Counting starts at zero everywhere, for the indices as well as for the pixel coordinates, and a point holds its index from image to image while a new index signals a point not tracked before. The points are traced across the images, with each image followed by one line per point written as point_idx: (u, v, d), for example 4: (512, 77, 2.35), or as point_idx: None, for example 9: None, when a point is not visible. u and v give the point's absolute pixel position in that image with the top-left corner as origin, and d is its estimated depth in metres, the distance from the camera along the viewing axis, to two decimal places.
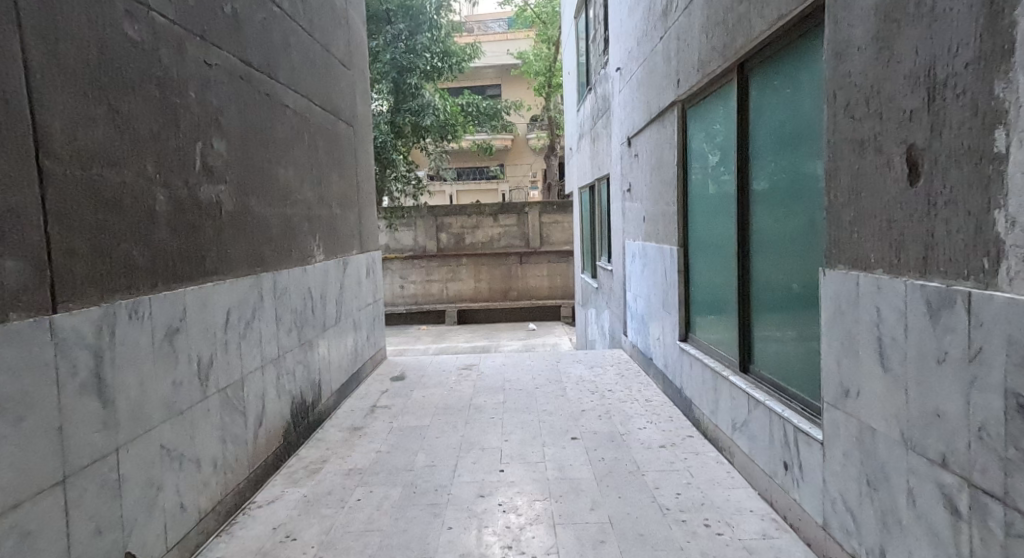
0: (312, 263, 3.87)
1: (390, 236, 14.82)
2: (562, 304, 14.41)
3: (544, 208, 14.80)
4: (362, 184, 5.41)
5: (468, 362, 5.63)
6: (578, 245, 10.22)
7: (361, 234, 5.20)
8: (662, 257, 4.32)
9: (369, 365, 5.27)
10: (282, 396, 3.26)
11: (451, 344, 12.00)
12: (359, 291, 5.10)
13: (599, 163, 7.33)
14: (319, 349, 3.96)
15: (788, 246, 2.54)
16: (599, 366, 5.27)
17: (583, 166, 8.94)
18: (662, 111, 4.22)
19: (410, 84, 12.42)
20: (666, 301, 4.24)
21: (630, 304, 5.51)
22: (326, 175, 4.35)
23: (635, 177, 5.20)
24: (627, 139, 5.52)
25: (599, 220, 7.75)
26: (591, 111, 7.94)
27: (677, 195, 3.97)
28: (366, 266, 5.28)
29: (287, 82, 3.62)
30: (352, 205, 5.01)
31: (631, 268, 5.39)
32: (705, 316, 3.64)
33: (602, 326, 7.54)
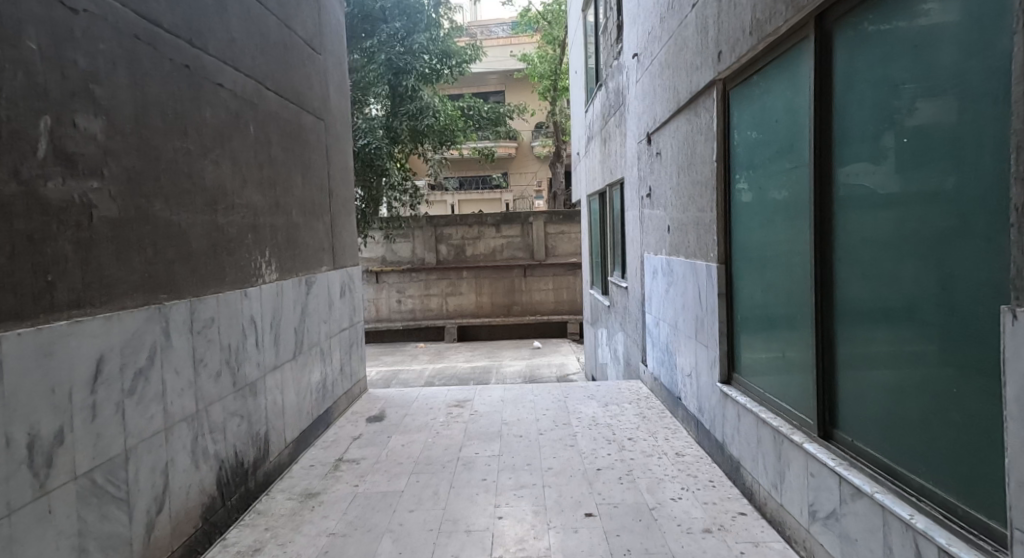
0: (255, 285, 3.09)
1: (387, 248, 14.06)
2: (568, 320, 13.63)
3: (549, 218, 14.04)
4: (336, 189, 4.66)
5: (460, 396, 4.85)
6: (585, 258, 9.45)
7: (332, 248, 4.43)
8: (694, 276, 3.54)
9: (343, 402, 4.51)
10: (202, 464, 2.48)
11: (450, 364, 11.23)
12: (330, 315, 4.32)
13: (611, 167, 6.57)
14: (268, 394, 3.18)
15: (910, 262, 1.75)
16: (614, 403, 4.47)
17: (591, 171, 8.19)
18: (695, 98, 3.44)
19: (407, 87, 11.72)
20: (700, 331, 3.45)
21: (650, 330, 4.72)
22: (282, 177, 3.57)
23: (657, 181, 4.43)
24: (645, 135, 4.76)
25: (611, 231, 6.98)
26: (601, 110, 7.18)
27: (716, 197, 3.18)
28: (338, 285, 4.51)
29: (224, 55, 2.86)
30: (320, 215, 4.23)
31: (651, 287, 4.60)
32: (757, 352, 2.83)
33: (614, 350, 6.74)
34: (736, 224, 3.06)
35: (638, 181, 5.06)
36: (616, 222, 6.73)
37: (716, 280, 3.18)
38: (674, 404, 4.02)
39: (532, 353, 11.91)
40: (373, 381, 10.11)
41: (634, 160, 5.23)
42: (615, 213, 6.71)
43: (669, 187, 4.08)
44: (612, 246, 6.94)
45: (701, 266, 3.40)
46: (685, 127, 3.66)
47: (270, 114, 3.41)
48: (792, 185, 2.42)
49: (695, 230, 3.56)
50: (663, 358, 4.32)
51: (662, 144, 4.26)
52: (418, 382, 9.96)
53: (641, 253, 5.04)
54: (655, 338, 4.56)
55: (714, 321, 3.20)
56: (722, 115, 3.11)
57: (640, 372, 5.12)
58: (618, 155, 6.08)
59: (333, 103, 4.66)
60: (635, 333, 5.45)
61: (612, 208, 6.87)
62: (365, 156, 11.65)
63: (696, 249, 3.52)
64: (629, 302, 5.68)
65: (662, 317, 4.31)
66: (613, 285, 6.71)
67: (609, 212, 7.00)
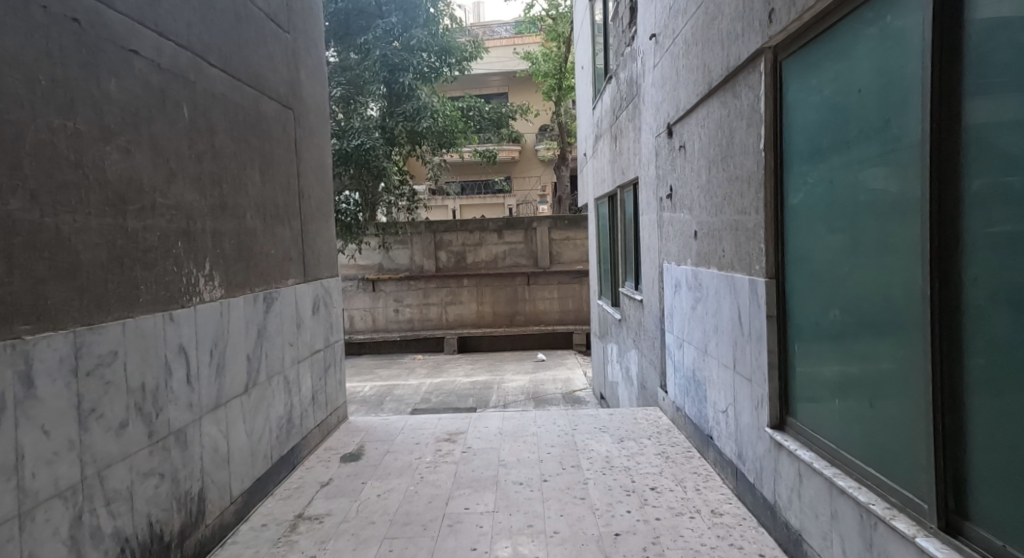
0: (188, 305, 2.49)
1: (384, 255, 13.48)
2: (574, 330, 12.99)
3: (554, 224, 13.44)
4: (307, 190, 4.05)
5: (451, 427, 4.24)
6: (592, 265, 8.85)
7: (300, 259, 3.83)
8: (732, 294, 2.91)
9: (314, 438, 3.89)
10: (90, 550, 1.85)
11: (449, 379, 10.61)
12: (299, 337, 3.73)
13: (622, 166, 5.95)
14: (206, 441, 2.56)
15: None
16: (630, 438, 3.85)
17: (600, 172, 7.58)
18: (733, 76, 2.82)
19: (404, 85, 11.15)
20: (740, 361, 2.82)
21: (671, 351, 4.11)
22: (233, 173, 2.98)
23: (680, 179, 3.81)
24: (665, 128, 4.15)
25: (623, 237, 6.36)
26: (611, 104, 6.56)
27: (762, 195, 2.56)
28: (309, 301, 3.92)
29: (143, 15, 2.26)
30: (285, 220, 3.64)
31: (673, 302, 3.99)
32: (822, 393, 2.21)
33: (626, 369, 6.12)
34: (790, 230, 2.44)
35: (657, 180, 4.44)
36: (628, 228, 6.13)
37: (765, 297, 2.54)
38: (706, 443, 3.39)
39: (537, 367, 11.27)
40: (366, 398, 9.50)
41: (651, 157, 4.61)
42: (628, 218, 6.09)
43: (698, 185, 3.45)
44: (625, 254, 6.33)
45: (742, 279, 2.77)
46: (719, 112, 3.03)
47: (215, 96, 2.81)
48: (883, 178, 1.80)
49: (732, 237, 2.93)
50: (690, 387, 3.70)
51: (687, 136, 3.64)
52: (414, 399, 9.35)
53: (659, 263, 4.42)
54: (678, 361, 3.94)
55: (761, 349, 2.57)
56: (772, 93, 2.49)
57: (659, 399, 4.50)
58: (631, 153, 5.45)
59: (305, 91, 4.06)
60: (652, 353, 4.82)
61: (624, 212, 6.25)
62: (359, 157, 11.03)
63: (735, 259, 2.88)
64: (645, 317, 5.06)
65: (688, 337, 3.69)
66: (625, 296, 6.10)
67: (620, 216, 6.38)
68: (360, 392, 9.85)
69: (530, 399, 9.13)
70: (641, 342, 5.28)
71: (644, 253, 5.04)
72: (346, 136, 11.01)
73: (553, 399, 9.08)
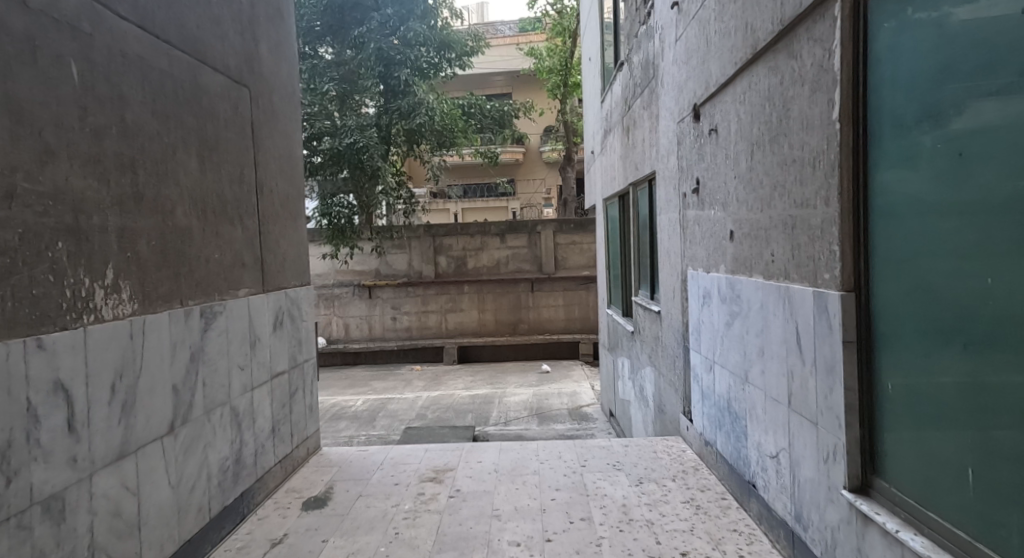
0: (72, 326, 1.90)
1: (381, 260, 12.92)
2: (580, 339, 12.36)
3: (559, 227, 12.82)
4: (267, 182, 3.45)
5: (438, 463, 3.63)
6: (600, 270, 8.25)
7: (256, 265, 3.25)
8: (785, 312, 2.30)
9: (273, 478, 3.29)
10: None
11: (447, 392, 9.99)
12: (253, 359, 3.13)
13: (636, 162, 5.33)
14: (100, 504, 1.96)
15: None
16: (650, 480, 3.24)
17: (609, 171, 6.97)
18: (789, 30, 2.19)
19: (400, 81, 10.55)
20: (797, 397, 2.20)
21: (698, 375, 3.50)
22: (156, 157, 2.39)
23: (710, 171, 3.19)
24: (690, 112, 3.54)
25: (636, 240, 5.74)
26: (623, 94, 5.94)
27: (833, 181, 1.94)
28: (268, 315, 3.33)
29: None
30: (236, 218, 3.05)
31: (702, 316, 3.38)
32: (936, 451, 1.61)
33: (640, 387, 5.51)
34: (874, 227, 1.83)
35: (679, 173, 3.83)
36: (641, 231, 5.52)
37: (840, 317, 1.90)
38: (747, 493, 2.77)
39: (541, 379, 10.63)
40: (358, 413, 8.90)
41: (672, 147, 3.99)
42: (642, 219, 5.48)
43: (736, 175, 2.83)
44: (638, 260, 5.73)
45: (803, 292, 2.14)
46: (768, 81, 2.41)
47: (127, 57, 2.21)
48: None
49: (787, 238, 2.30)
50: (724, 419, 3.08)
51: (721, 117, 3.02)
52: (409, 414, 8.73)
53: (683, 270, 3.80)
54: (708, 387, 3.33)
55: (834, 387, 1.93)
56: (849, 43, 1.85)
57: (682, 429, 3.90)
58: (646, 145, 4.83)
59: (265, 66, 3.46)
60: (673, 375, 4.21)
61: (638, 213, 5.63)
62: (351, 157, 10.46)
63: (791, 266, 2.26)
64: (664, 332, 4.45)
65: (722, 360, 3.07)
66: (638, 306, 5.50)
67: (633, 217, 5.76)
68: (352, 407, 9.25)
69: (533, 415, 8.50)
70: (658, 361, 4.68)
71: (663, 258, 4.43)
72: (337, 134, 10.38)
73: (558, 415, 8.44)
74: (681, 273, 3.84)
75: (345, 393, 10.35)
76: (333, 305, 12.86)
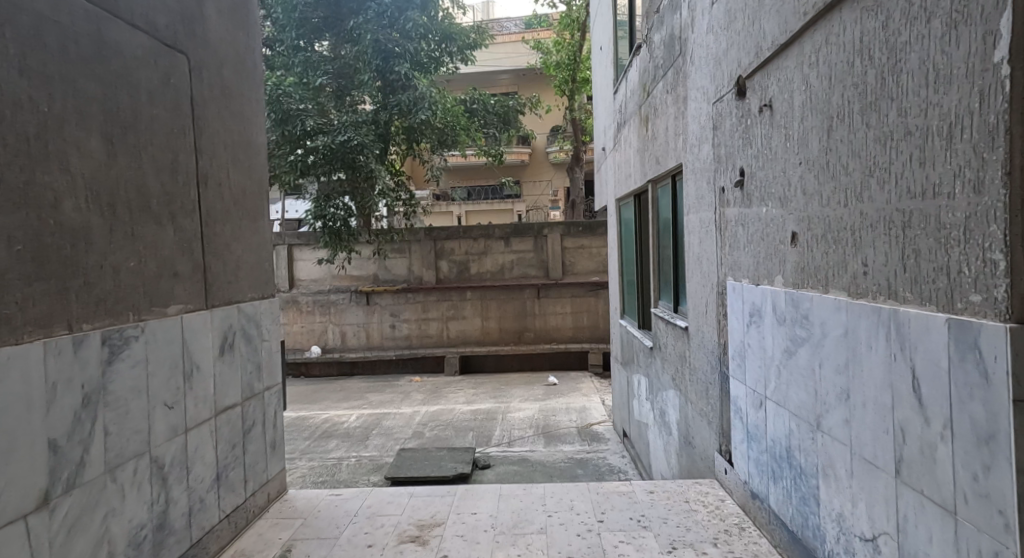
0: None
1: (380, 264, 12.35)
2: (589, 349, 11.69)
3: (567, 230, 12.16)
4: (213, 173, 2.84)
5: (423, 517, 2.99)
6: (612, 275, 7.62)
7: (193, 277, 2.64)
8: (883, 343, 1.68)
9: (216, 540, 2.66)
10: None
11: (447, 407, 9.39)
12: (188, 394, 2.52)
13: (656, 154, 4.70)
14: None
15: None
16: (685, 545, 2.59)
17: (624, 168, 6.35)
18: None
19: (399, 75, 9.96)
20: (909, 465, 1.57)
21: (743, 411, 2.87)
22: (27, 133, 1.79)
23: (762, 160, 2.57)
24: (732, 89, 2.91)
25: (656, 245, 5.13)
26: (640, 80, 5.32)
27: (993, 156, 1.31)
28: (209, 338, 2.72)
29: None
30: (166, 217, 2.44)
31: (749, 339, 2.76)
32: None
33: (661, 411, 4.88)
34: None
35: (716, 163, 3.20)
36: (663, 235, 4.90)
37: (1005, 363, 1.27)
38: None
39: (547, 392, 9.99)
40: (351, 431, 8.30)
41: (706, 133, 3.37)
42: (664, 222, 4.87)
43: (804, 160, 2.19)
44: (658, 269, 5.12)
45: (929, 318, 1.49)
46: (860, 30, 1.78)
47: None
48: None
49: (893, 240, 1.65)
50: (780, 471, 2.45)
51: (778, 88, 2.38)
52: (405, 433, 8.13)
53: (721, 279, 3.17)
54: (758, 428, 2.69)
55: (995, 465, 1.30)
56: None
57: (719, 471, 3.27)
58: (671, 134, 4.19)
59: (215, 33, 2.85)
60: (705, 404, 3.57)
61: (659, 214, 5.02)
62: (346, 155, 9.87)
63: (902, 281, 1.62)
64: (692, 353, 3.82)
65: (779, 396, 2.44)
66: (659, 319, 4.88)
67: (652, 219, 5.14)
68: (345, 423, 8.66)
69: (539, 433, 7.85)
70: (684, 386, 4.05)
71: (691, 266, 3.80)
72: (330, 132, 9.77)
73: (566, 434, 7.79)
74: (719, 282, 3.21)
75: (339, 407, 9.77)
76: (330, 312, 12.30)
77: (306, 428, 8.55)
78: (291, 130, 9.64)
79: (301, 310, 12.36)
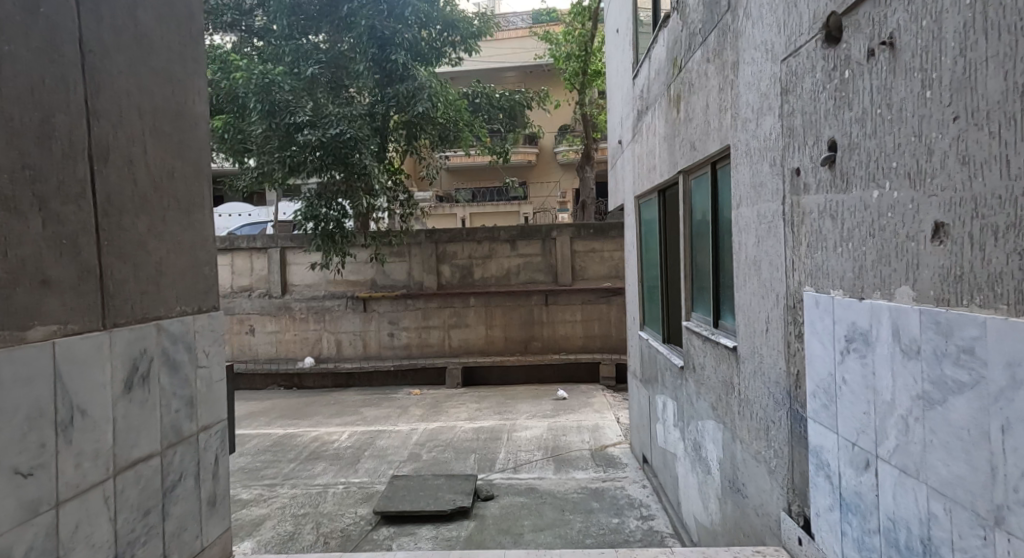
0: None
1: (378, 269, 11.66)
2: (601, 360, 10.93)
3: (577, 233, 11.41)
4: (125, 148, 2.16)
5: None
6: (630, 281, 6.90)
7: (84, 287, 1.96)
8: None
9: None
10: None
11: (447, 424, 8.71)
12: (63, 451, 1.84)
13: (691, 140, 4.00)
14: None
15: None
16: None
17: (646, 161, 5.65)
18: None
19: (396, 64, 9.34)
20: None
21: (834, 472, 2.12)
22: None
23: (876, 129, 1.84)
24: (810, 42, 2.23)
25: (689, 248, 4.45)
26: (668, 54, 4.62)
27: None
28: (105, 371, 2.00)
29: None
30: (28, 203, 1.79)
31: (848, 370, 2.01)
32: None
33: (697, 443, 4.16)
34: None
35: (786, 138, 2.49)
36: (699, 235, 4.22)
37: None
38: None
39: (555, 408, 9.27)
40: (341, 452, 7.65)
41: (770, 102, 2.66)
42: (700, 219, 4.19)
43: (968, 110, 1.49)
44: (693, 275, 4.44)
45: None
46: None
47: None
48: None
49: None
50: None
51: (908, 14, 1.67)
52: (400, 455, 7.47)
53: (796, 287, 2.44)
54: (859, 498, 1.95)
55: None
56: None
57: (790, 540, 2.54)
58: (714, 111, 3.48)
59: None
60: (765, 447, 2.85)
61: (693, 211, 4.34)
62: (338, 151, 9.16)
63: None
64: (744, 380, 3.12)
65: (904, 461, 1.70)
66: (692, 334, 4.19)
67: (684, 216, 4.46)
68: (335, 444, 8.00)
69: (548, 457, 7.15)
70: (732, 419, 3.33)
71: (742, 271, 3.09)
72: (321, 125, 9.06)
73: (578, 458, 7.07)
74: (793, 292, 2.48)
75: (331, 424, 9.11)
76: (325, 319, 11.67)
77: (292, 449, 7.90)
78: (280, 122, 8.94)
79: (295, 317, 11.74)
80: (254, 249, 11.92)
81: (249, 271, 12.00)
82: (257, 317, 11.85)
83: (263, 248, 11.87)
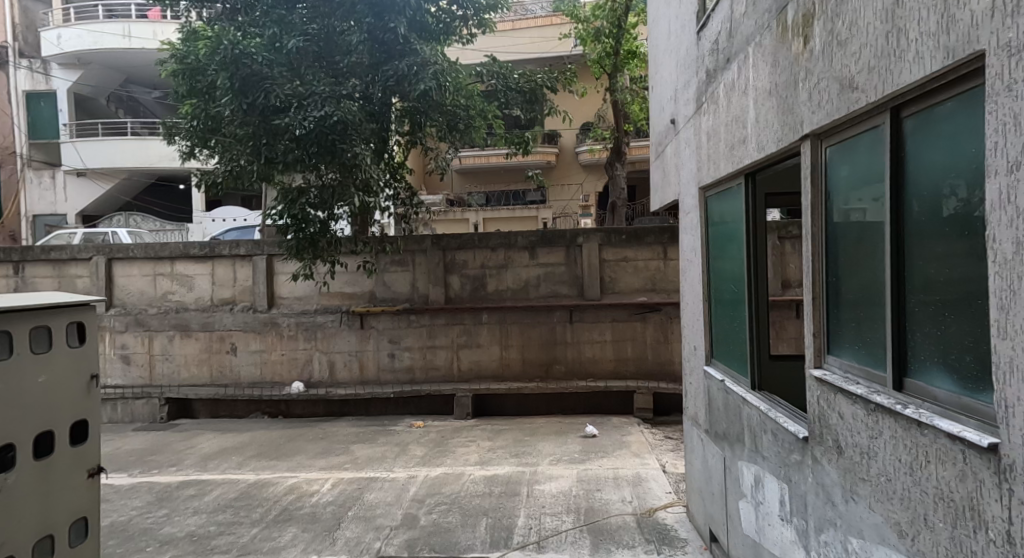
0: None
1: (377, 280, 10.14)
2: (635, 389, 9.34)
3: (606, 240, 9.80)
4: None
5: None
6: (692, 298, 5.31)
7: None
8: None
9: None
10: None
11: (453, 471, 7.15)
12: None
13: (847, 75, 2.45)
14: None
15: None
16: None
17: (729, 134, 4.09)
18: None
19: (396, 35, 7.90)
20: None
21: None
22: None
23: None
24: None
25: (822, 254, 2.88)
26: None
27: None
28: None
29: None
30: None
31: None
32: None
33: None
34: None
35: None
36: (852, 236, 2.65)
37: None
38: None
39: (584, 451, 7.67)
40: (318, 512, 6.14)
41: None
42: (854, 210, 2.63)
43: None
44: (829, 298, 2.85)
45: None
46: None
47: None
48: None
49: None
50: None
51: None
52: (392, 518, 5.93)
53: None
54: None
55: None
56: None
57: None
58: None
59: None
60: None
61: (834, 199, 2.79)
62: (324, 138, 7.64)
63: None
64: None
65: None
66: (839, 394, 2.62)
67: (814, 207, 2.90)
68: (313, 499, 6.49)
69: (579, 526, 5.56)
70: None
71: None
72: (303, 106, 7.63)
73: (619, 528, 5.47)
74: None
75: (313, 468, 7.59)
76: (316, 338, 10.19)
77: (260, 505, 6.40)
78: (253, 102, 7.57)
79: (283, 335, 10.27)
80: (237, 256, 10.47)
81: (231, 282, 10.54)
82: (240, 334, 10.39)
83: (247, 255, 10.42)
